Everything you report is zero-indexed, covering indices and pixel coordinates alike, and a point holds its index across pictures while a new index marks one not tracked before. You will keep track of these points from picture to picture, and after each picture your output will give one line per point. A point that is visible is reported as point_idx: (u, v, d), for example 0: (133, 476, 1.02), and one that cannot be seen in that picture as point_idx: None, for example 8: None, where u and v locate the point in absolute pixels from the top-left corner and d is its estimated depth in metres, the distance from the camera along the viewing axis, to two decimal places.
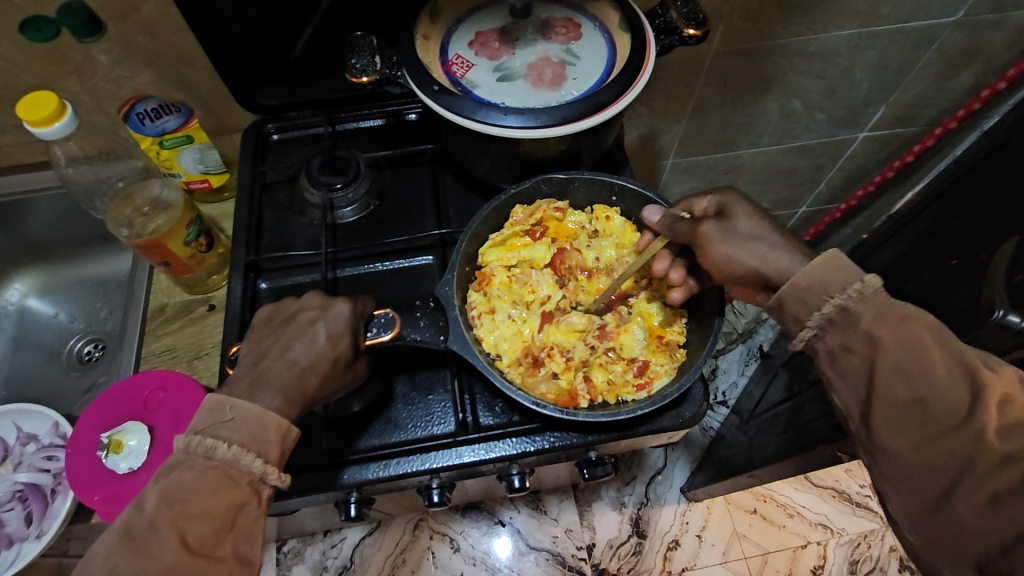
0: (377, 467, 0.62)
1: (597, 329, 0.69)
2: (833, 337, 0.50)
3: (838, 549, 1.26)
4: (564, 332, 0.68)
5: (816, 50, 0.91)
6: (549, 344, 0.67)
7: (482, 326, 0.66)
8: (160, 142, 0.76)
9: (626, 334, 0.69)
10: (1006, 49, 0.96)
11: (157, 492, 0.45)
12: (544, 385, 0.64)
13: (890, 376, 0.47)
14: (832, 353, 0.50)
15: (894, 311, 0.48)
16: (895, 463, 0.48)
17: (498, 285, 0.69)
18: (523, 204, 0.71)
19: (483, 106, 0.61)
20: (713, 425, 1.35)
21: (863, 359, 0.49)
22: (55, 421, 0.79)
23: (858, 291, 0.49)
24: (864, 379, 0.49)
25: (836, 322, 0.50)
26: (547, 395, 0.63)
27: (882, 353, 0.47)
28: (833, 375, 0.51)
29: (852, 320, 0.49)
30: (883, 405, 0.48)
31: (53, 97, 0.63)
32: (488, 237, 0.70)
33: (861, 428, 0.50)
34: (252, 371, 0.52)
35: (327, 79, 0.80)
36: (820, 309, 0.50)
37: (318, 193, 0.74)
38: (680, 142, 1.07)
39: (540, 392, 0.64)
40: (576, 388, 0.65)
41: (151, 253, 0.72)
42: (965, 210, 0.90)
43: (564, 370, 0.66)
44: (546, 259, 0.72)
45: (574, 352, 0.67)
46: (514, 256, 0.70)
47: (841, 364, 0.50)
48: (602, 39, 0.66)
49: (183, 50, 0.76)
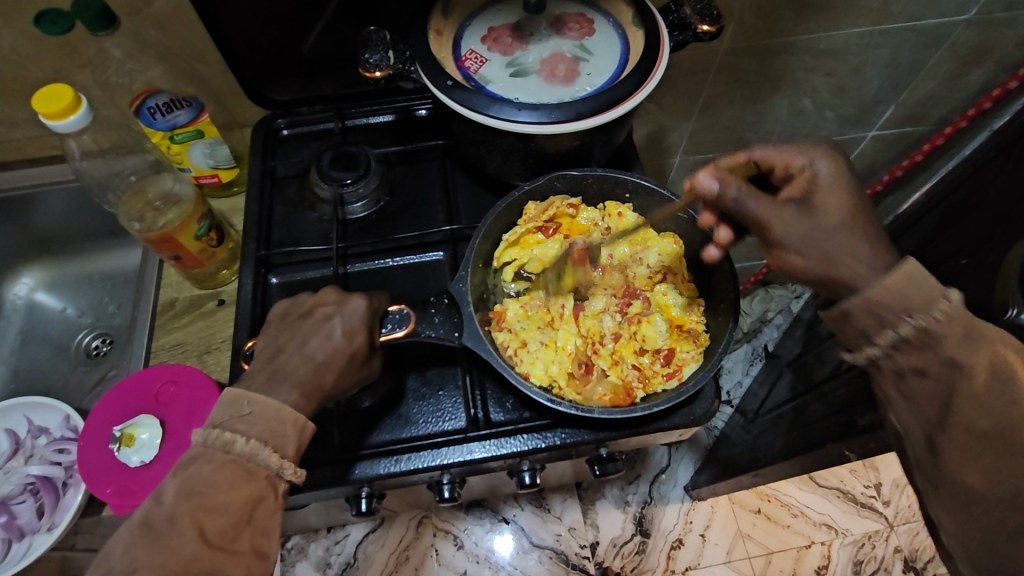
0: (389, 462, 0.62)
1: (619, 323, 0.70)
2: (905, 357, 0.48)
3: (842, 549, 1.25)
4: (590, 331, 0.69)
5: (827, 47, 0.91)
6: (588, 355, 0.67)
7: (522, 362, 0.65)
8: (171, 137, 0.77)
9: (646, 327, 0.69)
10: (1018, 47, 0.95)
11: (176, 485, 0.45)
12: (599, 388, 0.64)
13: (969, 406, 0.46)
14: (901, 373, 0.49)
15: (982, 334, 0.46)
16: (959, 490, 0.48)
17: (517, 317, 0.69)
18: (535, 201, 0.71)
19: (497, 101, 0.61)
20: (718, 425, 1.35)
21: (937, 381, 0.47)
22: (65, 415, 0.80)
23: (943, 312, 0.46)
24: (938, 402, 0.48)
25: (912, 342, 0.48)
26: (604, 398, 0.63)
27: (964, 383, 0.46)
28: (897, 394, 0.50)
29: (931, 342, 0.47)
30: (960, 433, 0.47)
31: (67, 91, 0.62)
32: (502, 237, 0.71)
33: (921, 448, 0.50)
34: (269, 366, 0.52)
35: (338, 74, 0.80)
36: (895, 326, 0.48)
37: (329, 188, 0.74)
38: (689, 140, 1.07)
39: (597, 395, 0.63)
40: (628, 381, 0.65)
41: (162, 247, 0.72)
42: (977, 210, 0.89)
43: (610, 367, 0.66)
44: (559, 255, 0.72)
45: (611, 354, 0.68)
46: (527, 254, 0.72)
47: (909, 385, 0.49)
48: (615, 35, 0.66)
49: (195, 44, 0.75)
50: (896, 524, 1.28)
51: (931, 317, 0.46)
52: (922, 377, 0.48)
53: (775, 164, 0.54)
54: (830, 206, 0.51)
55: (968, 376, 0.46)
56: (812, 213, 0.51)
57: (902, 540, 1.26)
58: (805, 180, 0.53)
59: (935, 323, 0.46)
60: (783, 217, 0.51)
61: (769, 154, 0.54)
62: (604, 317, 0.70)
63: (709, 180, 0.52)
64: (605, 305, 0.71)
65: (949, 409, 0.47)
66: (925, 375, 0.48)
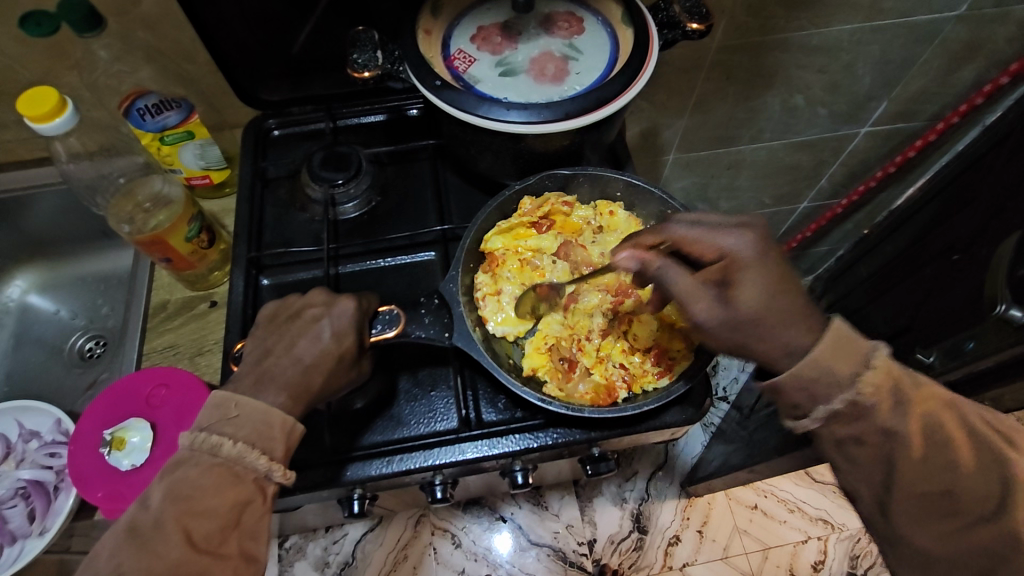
0: (381, 463, 0.62)
1: (609, 320, 0.70)
2: (845, 429, 0.51)
3: (839, 544, 1.26)
4: (578, 325, 0.69)
5: (818, 44, 0.91)
6: (574, 351, 0.68)
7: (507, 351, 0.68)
8: (161, 138, 0.76)
9: (637, 326, 0.69)
10: (1009, 42, 0.95)
11: (163, 489, 0.45)
12: (582, 386, 0.65)
13: (909, 472, 0.50)
14: (842, 442, 0.52)
15: (908, 398, 0.50)
16: (913, 549, 0.53)
17: (509, 304, 0.68)
18: (532, 195, 0.71)
19: (485, 101, 0.61)
20: (714, 421, 1.35)
21: (875, 450, 0.51)
22: (58, 418, 0.79)
23: (868, 379, 0.49)
24: (880, 468, 0.51)
25: (846, 415, 0.51)
26: (586, 396, 0.64)
27: (902, 452, 0.50)
28: (840, 459, 0.54)
29: (862, 413, 0.50)
30: (906, 494, 0.51)
31: (53, 93, 0.62)
32: (496, 224, 0.70)
33: (874, 510, 0.54)
34: (258, 368, 0.52)
35: (328, 74, 0.80)
36: (828, 402, 0.50)
37: (320, 189, 0.73)
38: (682, 137, 1.07)
39: (579, 393, 0.64)
40: (613, 381, 0.65)
41: (153, 249, 0.71)
42: (967, 205, 0.90)
43: (595, 366, 0.67)
44: (552, 249, 0.72)
45: (598, 351, 0.68)
46: (520, 245, 0.71)
47: (851, 453, 0.52)
48: (605, 33, 0.66)
49: (184, 46, 0.75)
50: None
51: (859, 388, 0.49)
52: (859, 445, 0.51)
53: (689, 245, 0.56)
54: (746, 294, 0.52)
55: (902, 437, 0.49)
56: (727, 303, 0.52)
57: None
58: (722, 266, 0.54)
59: (864, 397, 0.49)
60: (706, 300, 0.53)
61: (685, 235, 0.56)
62: (594, 313, 0.70)
63: (628, 259, 0.58)
64: (598, 301, 0.70)
65: (891, 460, 0.50)
66: (862, 443, 0.51)
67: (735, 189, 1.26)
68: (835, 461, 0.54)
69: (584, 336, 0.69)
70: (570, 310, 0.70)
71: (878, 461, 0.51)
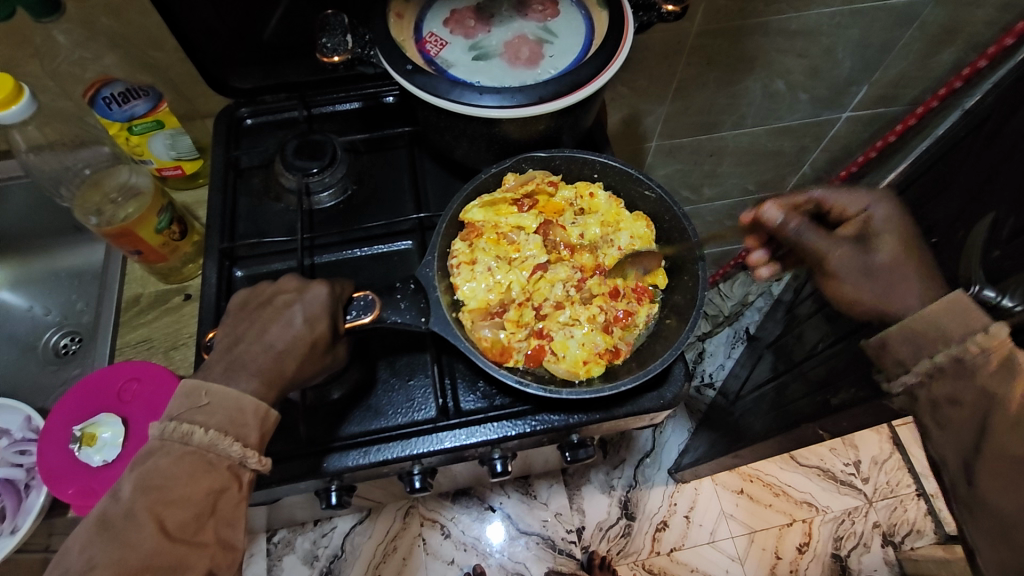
0: (358, 453, 0.61)
1: (568, 294, 0.68)
2: (941, 387, 0.53)
3: (823, 526, 1.27)
4: (536, 290, 0.69)
5: (798, 28, 0.91)
6: (511, 300, 0.68)
7: (460, 276, 0.66)
8: (130, 128, 0.75)
9: (557, 327, 0.66)
10: (988, 26, 0.95)
11: (133, 480, 0.44)
12: (485, 331, 0.64)
13: (1001, 438, 0.49)
14: (936, 401, 0.54)
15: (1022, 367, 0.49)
16: (990, 520, 0.49)
17: (482, 268, 0.68)
18: (515, 172, 0.69)
19: (458, 85, 0.60)
20: (699, 408, 1.37)
21: (972, 412, 0.51)
22: (28, 415, 0.78)
23: (979, 341, 0.51)
24: (971, 430, 0.51)
25: (949, 371, 0.53)
26: (483, 342, 0.63)
27: (996, 412, 0.49)
28: (932, 423, 0.55)
29: (967, 371, 0.51)
30: (990, 464, 0.49)
31: (8, 80, 0.60)
32: (478, 195, 0.69)
33: (958, 481, 0.52)
34: (227, 356, 0.52)
35: (301, 61, 0.78)
36: (931, 354, 0.54)
37: (293, 178, 0.72)
38: (664, 123, 1.06)
39: (479, 335, 0.64)
40: (513, 344, 0.65)
41: (122, 242, 0.70)
42: (946, 188, 0.90)
43: (513, 324, 0.66)
44: (534, 227, 0.71)
45: (536, 315, 0.67)
46: (501, 221, 0.70)
47: (945, 414, 0.53)
48: (580, 16, 0.65)
49: (151, 32, 0.74)
50: (874, 499, 1.30)
51: (965, 345, 0.51)
52: (955, 406, 0.52)
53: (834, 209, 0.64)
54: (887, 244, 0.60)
55: (1004, 400, 0.49)
56: (869, 250, 0.60)
57: (879, 516, 1.29)
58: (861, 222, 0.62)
59: (970, 354, 0.51)
60: (845, 251, 0.61)
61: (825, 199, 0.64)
62: (557, 284, 0.69)
63: (773, 212, 0.61)
64: (565, 275, 0.69)
65: (985, 417, 0.50)
66: (957, 403, 0.52)
67: (718, 176, 1.27)
68: (929, 428, 0.55)
69: (536, 304, 0.68)
70: (538, 275, 0.69)
71: (973, 424, 0.51)
